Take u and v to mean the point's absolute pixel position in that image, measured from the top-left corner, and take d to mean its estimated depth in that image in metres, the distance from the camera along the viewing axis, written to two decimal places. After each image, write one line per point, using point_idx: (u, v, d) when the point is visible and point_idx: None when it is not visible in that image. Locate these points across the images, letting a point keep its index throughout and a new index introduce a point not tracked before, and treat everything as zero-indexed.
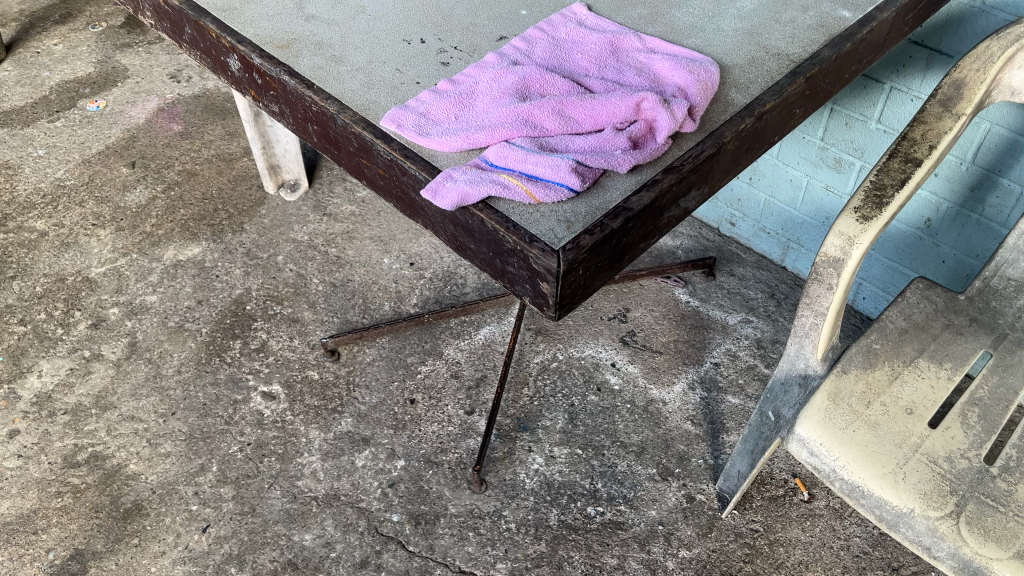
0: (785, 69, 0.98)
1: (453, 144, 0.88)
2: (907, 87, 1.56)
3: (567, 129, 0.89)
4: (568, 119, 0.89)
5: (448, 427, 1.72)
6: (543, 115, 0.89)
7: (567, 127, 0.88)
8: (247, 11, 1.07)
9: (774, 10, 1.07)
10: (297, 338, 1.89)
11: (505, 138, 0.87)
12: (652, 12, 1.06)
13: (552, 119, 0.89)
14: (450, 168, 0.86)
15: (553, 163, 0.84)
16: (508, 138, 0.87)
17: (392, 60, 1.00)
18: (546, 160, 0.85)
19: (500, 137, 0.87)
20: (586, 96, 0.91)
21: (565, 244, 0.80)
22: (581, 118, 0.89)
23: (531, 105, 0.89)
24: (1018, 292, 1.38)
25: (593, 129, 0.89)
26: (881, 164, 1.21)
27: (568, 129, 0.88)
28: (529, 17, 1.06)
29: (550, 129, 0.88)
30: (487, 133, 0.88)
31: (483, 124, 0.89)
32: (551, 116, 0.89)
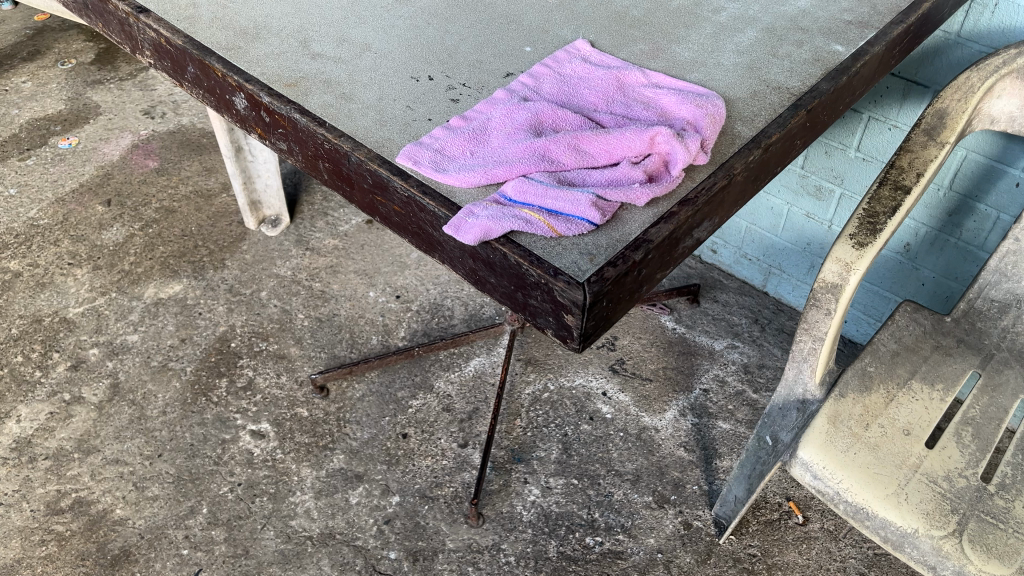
0: (787, 102, 1.01)
1: (472, 180, 0.89)
2: (884, 117, 1.61)
3: (583, 164, 0.90)
4: (584, 154, 0.91)
5: (442, 461, 1.71)
6: (560, 151, 0.90)
7: (583, 162, 0.90)
8: (251, 50, 1.07)
9: (770, 44, 1.10)
10: (284, 374, 1.86)
11: (524, 173, 0.88)
12: (654, 48, 1.08)
13: (568, 154, 0.90)
14: (471, 204, 0.86)
15: (575, 198, 0.85)
16: (527, 173, 0.88)
17: (402, 98, 1.00)
18: (567, 195, 0.86)
19: (519, 172, 0.89)
20: (600, 131, 0.92)
21: (589, 277, 0.81)
22: (597, 152, 0.91)
23: (547, 140, 0.90)
24: (1002, 312, 1.42)
25: (609, 163, 0.91)
26: (872, 192, 1.24)
27: (585, 164, 0.90)
28: (534, 53, 1.08)
29: (568, 164, 0.89)
30: (506, 168, 0.89)
31: (500, 161, 0.90)
32: (567, 151, 0.90)
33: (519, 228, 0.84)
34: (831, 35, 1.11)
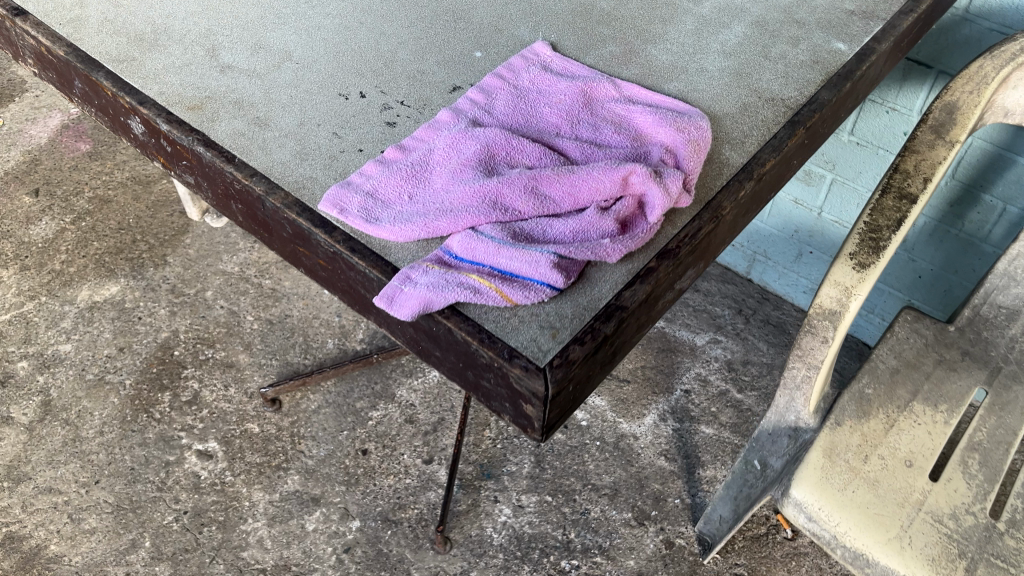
0: (782, 117, 0.86)
1: (410, 235, 0.74)
2: (882, 98, 1.46)
3: (542, 211, 0.74)
4: (544, 197, 0.75)
5: (406, 480, 1.59)
6: (513, 197, 0.74)
7: (543, 208, 0.74)
8: (148, 62, 0.90)
9: (762, 42, 0.95)
10: (233, 386, 1.72)
11: (471, 225, 0.73)
12: (626, 50, 0.92)
13: (524, 199, 0.74)
14: (408, 266, 0.71)
15: (531, 257, 0.70)
16: (475, 225, 0.73)
17: (328, 121, 0.84)
18: (521, 253, 0.71)
19: (465, 224, 0.73)
20: (563, 168, 0.76)
21: (551, 359, 0.67)
22: (559, 196, 0.75)
23: (498, 182, 0.75)
24: (1010, 320, 1.29)
25: (574, 208, 0.75)
26: (874, 201, 1.10)
27: (544, 211, 0.74)
28: (485, 59, 0.91)
29: (524, 212, 0.74)
30: (449, 219, 0.73)
31: (442, 208, 0.75)
32: (523, 196, 0.74)
33: (459, 293, 0.69)
34: (831, 30, 0.96)
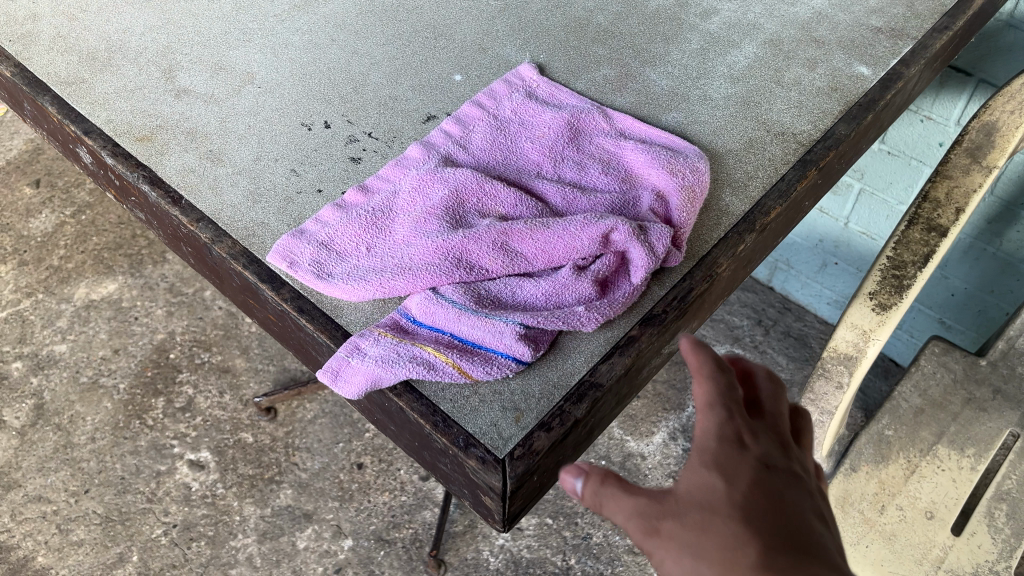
0: (792, 156, 0.77)
1: (364, 295, 0.66)
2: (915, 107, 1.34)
3: (512, 269, 0.66)
4: (515, 253, 0.67)
5: (401, 497, 1.54)
6: (480, 254, 0.66)
7: (512, 267, 0.66)
8: (99, 84, 0.82)
9: (774, 65, 0.85)
10: (228, 392, 1.67)
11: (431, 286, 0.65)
12: (622, 74, 0.84)
13: (492, 256, 0.66)
14: (358, 334, 0.64)
15: (495, 326, 0.62)
16: (436, 285, 0.65)
17: (287, 156, 0.76)
18: (484, 320, 0.63)
19: (425, 284, 0.65)
20: (539, 220, 0.68)
21: (512, 449, 0.59)
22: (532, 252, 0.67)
23: (464, 236, 0.67)
24: None
25: (549, 267, 0.67)
26: (899, 233, 1.00)
27: (514, 270, 0.66)
28: (465, 83, 0.83)
29: (491, 271, 0.66)
30: (407, 278, 0.66)
31: (400, 266, 0.67)
32: (490, 253, 0.66)
33: (411, 368, 0.61)
34: (853, 51, 0.86)
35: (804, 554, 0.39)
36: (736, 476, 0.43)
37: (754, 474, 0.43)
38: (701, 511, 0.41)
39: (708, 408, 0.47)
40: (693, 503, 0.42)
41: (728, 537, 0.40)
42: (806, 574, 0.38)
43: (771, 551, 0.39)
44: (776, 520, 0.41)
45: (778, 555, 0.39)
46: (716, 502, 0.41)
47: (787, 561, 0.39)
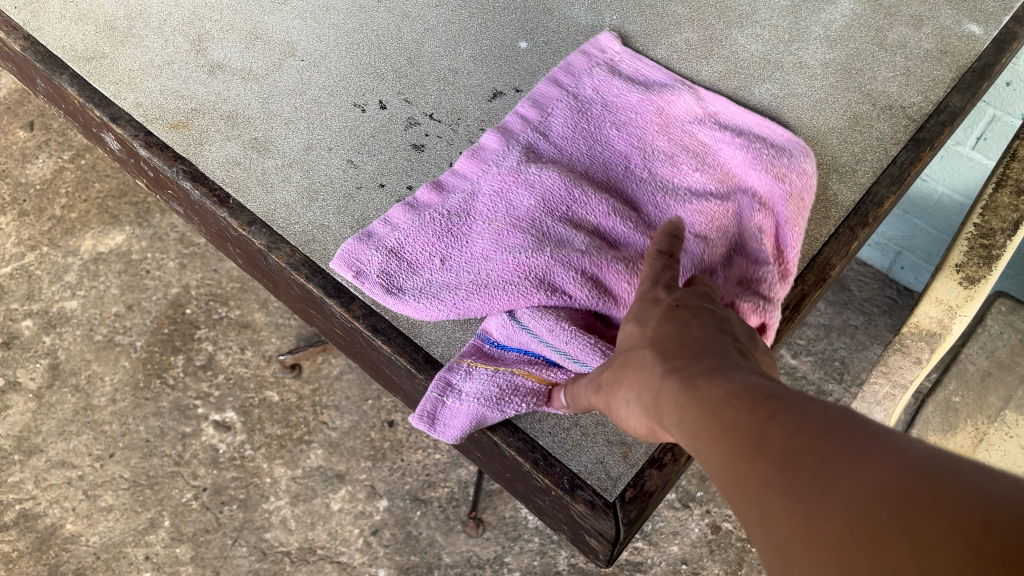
0: (902, 133, 0.70)
1: (433, 313, 0.58)
2: None
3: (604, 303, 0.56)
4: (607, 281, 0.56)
5: (436, 455, 1.50)
6: (563, 277, 0.56)
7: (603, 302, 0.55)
8: (123, 60, 0.73)
9: (874, 24, 0.76)
10: (249, 349, 1.62)
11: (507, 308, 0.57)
12: (707, 38, 0.75)
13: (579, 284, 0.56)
14: (446, 371, 0.57)
15: (582, 343, 0.53)
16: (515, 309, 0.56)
17: (341, 144, 0.68)
18: (570, 337, 0.53)
19: (503, 306, 0.57)
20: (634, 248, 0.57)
21: (623, 490, 0.54)
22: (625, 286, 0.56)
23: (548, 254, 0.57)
24: None
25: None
26: (986, 198, 0.94)
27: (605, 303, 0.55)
28: (532, 51, 0.74)
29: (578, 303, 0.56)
30: (482, 299, 0.57)
31: (475, 282, 0.58)
32: (575, 275, 0.56)
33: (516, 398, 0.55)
34: (961, 6, 0.77)
35: (695, 354, 0.41)
36: (655, 317, 0.46)
37: (666, 312, 0.46)
38: (626, 352, 0.46)
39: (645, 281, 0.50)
40: (621, 354, 0.46)
41: (639, 363, 0.44)
42: (688, 370, 0.40)
43: (668, 358, 0.42)
44: (682, 336, 0.43)
45: (671, 360, 0.42)
46: (635, 344, 0.46)
47: (679, 363, 0.41)
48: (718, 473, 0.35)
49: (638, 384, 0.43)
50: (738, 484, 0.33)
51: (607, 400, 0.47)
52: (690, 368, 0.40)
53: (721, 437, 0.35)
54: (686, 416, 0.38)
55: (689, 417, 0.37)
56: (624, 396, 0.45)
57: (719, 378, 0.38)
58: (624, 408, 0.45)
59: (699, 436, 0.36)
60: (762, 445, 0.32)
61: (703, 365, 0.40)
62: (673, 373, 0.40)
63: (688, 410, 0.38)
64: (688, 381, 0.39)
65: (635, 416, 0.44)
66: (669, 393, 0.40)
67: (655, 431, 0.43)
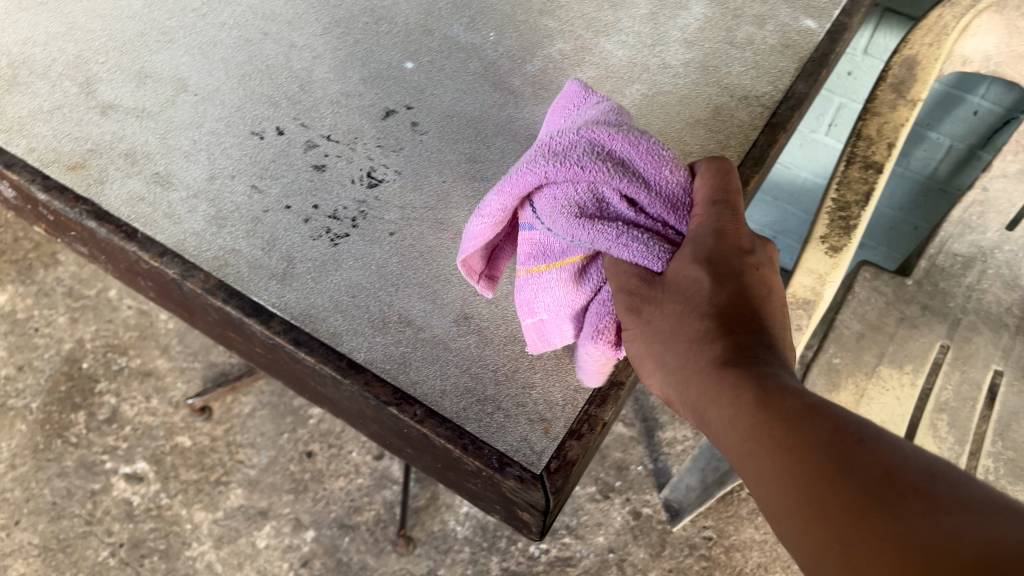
0: (759, 120, 0.77)
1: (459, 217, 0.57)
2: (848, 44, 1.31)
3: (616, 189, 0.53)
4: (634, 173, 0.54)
5: (358, 479, 1.51)
6: (579, 165, 0.53)
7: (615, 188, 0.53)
8: (10, 108, 0.73)
9: (725, 25, 0.85)
10: (154, 397, 1.58)
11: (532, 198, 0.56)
12: (577, 48, 0.82)
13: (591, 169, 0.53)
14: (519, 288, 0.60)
15: (603, 231, 0.52)
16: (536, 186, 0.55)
17: (244, 171, 0.70)
18: (585, 222, 0.53)
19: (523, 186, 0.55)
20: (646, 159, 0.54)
21: (548, 462, 0.58)
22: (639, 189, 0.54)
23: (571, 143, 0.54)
24: (967, 268, 1.15)
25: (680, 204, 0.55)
26: (839, 174, 1.03)
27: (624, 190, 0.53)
28: (418, 71, 0.79)
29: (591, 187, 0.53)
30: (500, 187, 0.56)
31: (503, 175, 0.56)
32: (594, 162, 0.53)
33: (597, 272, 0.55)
34: (797, 4, 0.86)
35: (762, 352, 0.45)
36: (716, 277, 0.49)
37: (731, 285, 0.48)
38: (675, 311, 0.49)
39: (711, 206, 0.53)
40: (673, 305, 0.49)
41: (690, 340, 0.47)
42: (755, 362, 0.44)
43: (724, 347, 0.45)
44: (739, 324, 0.46)
45: (739, 347, 0.45)
46: (693, 300, 0.48)
47: (744, 353, 0.44)
48: (779, 481, 0.39)
49: (683, 361, 0.47)
50: (804, 502, 0.37)
51: (631, 339, 0.51)
52: (752, 367, 0.43)
53: (799, 454, 0.38)
54: (752, 411, 0.41)
55: (752, 420, 0.41)
56: (658, 355, 0.48)
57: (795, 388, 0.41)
58: (660, 366, 0.48)
59: (766, 442, 0.40)
60: (842, 475, 0.36)
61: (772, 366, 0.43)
62: (732, 367, 0.44)
63: (750, 408, 0.41)
64: (759, 376, 0.42)
65: (663, 381, 0.48)
66: (733, 375, 0.43)
67: (683, 401, 0.47)
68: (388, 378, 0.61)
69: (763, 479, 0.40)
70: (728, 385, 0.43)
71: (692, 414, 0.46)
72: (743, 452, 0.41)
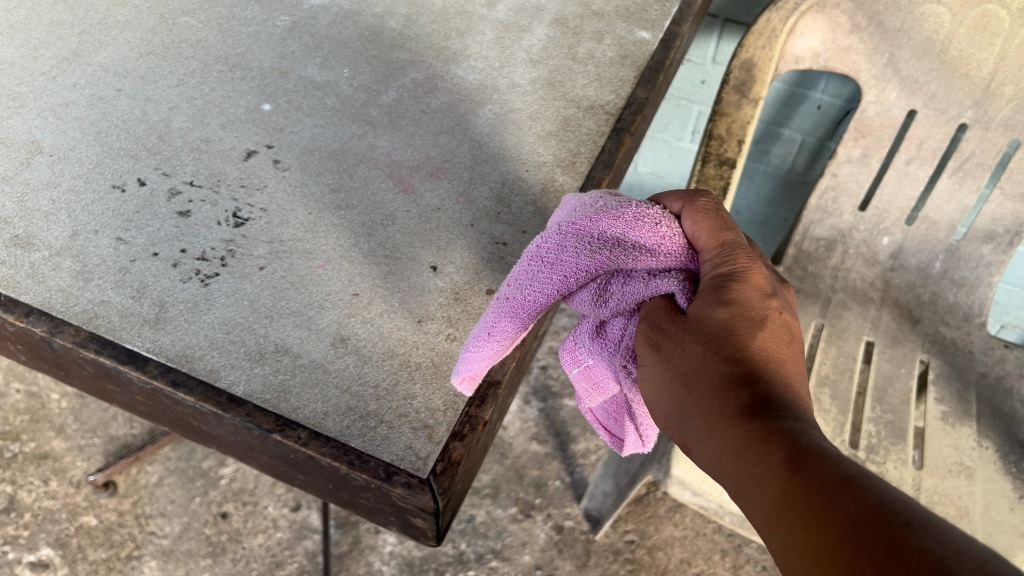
0: (605, 127, 0.83)
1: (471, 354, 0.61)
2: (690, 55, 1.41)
3: (617, 259, 0.57)
4: (633, 245, 0.58)
5: (277, 534, 1.49)
6: (577, 262, 0.58)
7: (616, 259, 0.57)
8: None
9: (566, 43, 0.90)
10: (54, 479, 1.53)
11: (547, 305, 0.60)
12: (429, 76, 0.86)
13: (591, 257, 0.57)
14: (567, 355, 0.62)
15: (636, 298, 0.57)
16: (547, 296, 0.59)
17: (108, 224, 0.71)
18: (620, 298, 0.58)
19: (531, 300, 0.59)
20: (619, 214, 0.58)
21: (434, 466, 0.60)
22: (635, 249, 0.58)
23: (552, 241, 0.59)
24: (830, 250, 1.26)
25: (688, 251, 0.59)
26: (697, 173, 1.10)
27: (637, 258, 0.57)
28: (276, 112, 0.81)
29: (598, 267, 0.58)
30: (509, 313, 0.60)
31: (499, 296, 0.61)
32: (587, 253, 0.57)
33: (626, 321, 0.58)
34: (631, 18, 0.93)
35: (783, 411, 0.51)
36: (736, 326, 0.54)
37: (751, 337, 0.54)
38: (697, 352, 0.53)
39: (723, 249, 0.58)
40: (695, 350, 0.54)
41: (713, 388, 0.52)
42: (782, 424, 0.50)
43: (748, 400, 0.51)
44: (759, 378, 0.52)
45: (767, 408, 0.51)
46: (716, 349, 0.53)
47: (769, 414, 0.50)
48: (814, 544, 0.46)
49: (707, 408, 0.52)
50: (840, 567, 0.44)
51: (645, 372, 0.55)
52: (779, 425, 0.49)
53: (843, 528, 0.45)
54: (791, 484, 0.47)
55: (788, 484, 0.47)
56: (677, 396, 0.53)
57: (828, 459, 0.47)
58: (676, 412, 0.54)
59: (803, 508, 0.47)
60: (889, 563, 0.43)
61: (796, 428, 0.49)
62: (762, 425, 0.50)
63: (784, 472, 0.48)
64: (794, 442, 0.48)
65: (679, 422, 0.54)
66: (769, 438, 0.49)
67: (702, 444, 0.53)
68: (268, 406, 0.62)
69: (795, 539, 0.47)
70: (762, 450, 0.49)
71: (708, 459, 0.53)
72: (772, 509, 0.48)
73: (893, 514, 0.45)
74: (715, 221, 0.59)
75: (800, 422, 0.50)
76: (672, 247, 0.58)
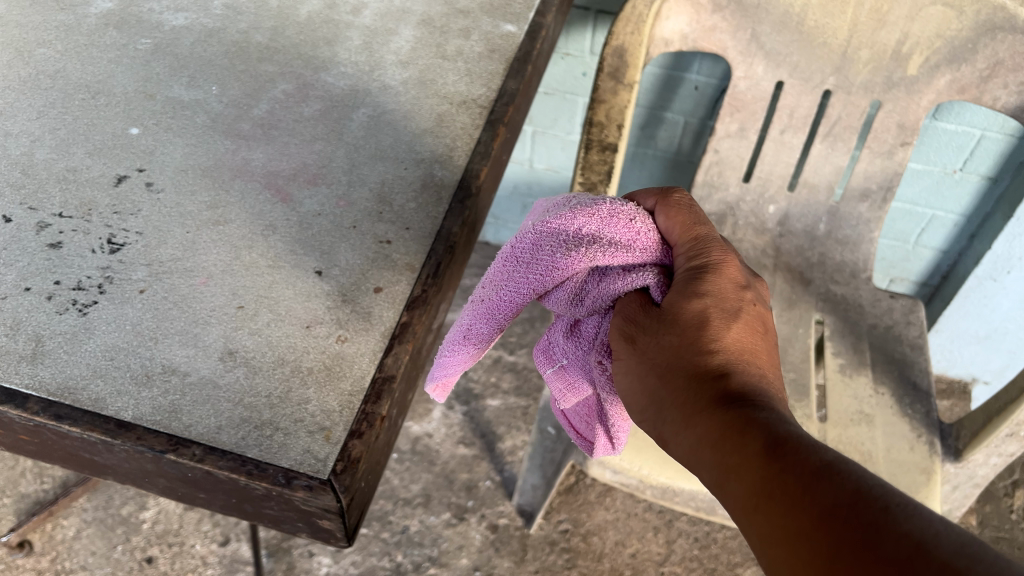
0: (479, 119, 0.84)
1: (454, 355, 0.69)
2: (565, 49, 1.44)
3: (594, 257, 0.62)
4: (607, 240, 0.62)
5: (207, 571, 1.45)
6: (552, 259, 0.62)
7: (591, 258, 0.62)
8: None
9: (434, 42, 0.92)
10: None
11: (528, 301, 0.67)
12: (300, 85, 0.86)
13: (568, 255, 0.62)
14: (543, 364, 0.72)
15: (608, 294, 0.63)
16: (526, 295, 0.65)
17: None
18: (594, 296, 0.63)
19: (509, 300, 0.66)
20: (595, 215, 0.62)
21: (334, 466, 0.60)
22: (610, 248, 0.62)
23: (530, 243, 0.63)
24: (721, 224, 1.31)
25: (662, 244, 0.65)
26: (581, 159, 1.09)
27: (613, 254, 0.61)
28: (144, 134, 0.80)
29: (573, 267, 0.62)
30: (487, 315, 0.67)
31: (474, 299, 0.68)
32: (565, 250, 0.62)
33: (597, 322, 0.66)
34: (495, 13, 0.95)
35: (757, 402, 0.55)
36: (710, 319, 0.59)
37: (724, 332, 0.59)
38: (670, 345, 0.59)
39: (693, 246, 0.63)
40: (670, 348, 0.59)
41: (688, 379, 0.58)
42: (756, 413, 0.54)
43: (722, 391, 0.57)
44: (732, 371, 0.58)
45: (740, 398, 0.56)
46: (689, 343, 0.59)
47: (743, 404, 0.55)
48: (784, 528, 0.49)
49: (683, 401, 0.58)
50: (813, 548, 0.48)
51: (623, 365, 0.61)
52: (754, 414, 0.54)
53: (817, 512, 0.48)
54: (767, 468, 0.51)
55: (765, 470, 0.52)
56: (652, 387, 0.59)
57: (805, 447, 0.51)
58: (657, 405, 0.59)
59: (779, 493, 0.50)
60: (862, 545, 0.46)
61: (770, 417, 0.54)
62: (735, 414, 0.55)
63: (759, 457, 0.52)
64: (768, 430, 0.53)
65: (658, 414, 0.59)
66: (742, 425, 0.54)
67: (681, 434, 0.58)
68: (159, 427, 0.61)
69: (770, 524, 0.50)
70: (736, 436, 0.54)
71: (687, 449, 0.58)
72: (745, 495, 0.53)
73: (869, 499, 0.48)
74: (688, 218, 0.65)
75: (775, 412, 0.55)
76: (647, 242, 0.64)
